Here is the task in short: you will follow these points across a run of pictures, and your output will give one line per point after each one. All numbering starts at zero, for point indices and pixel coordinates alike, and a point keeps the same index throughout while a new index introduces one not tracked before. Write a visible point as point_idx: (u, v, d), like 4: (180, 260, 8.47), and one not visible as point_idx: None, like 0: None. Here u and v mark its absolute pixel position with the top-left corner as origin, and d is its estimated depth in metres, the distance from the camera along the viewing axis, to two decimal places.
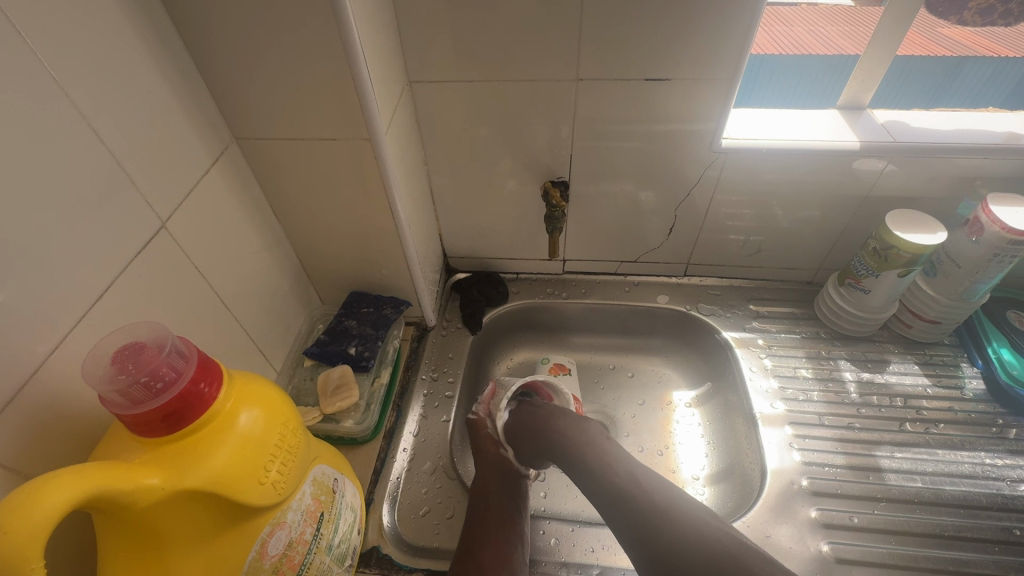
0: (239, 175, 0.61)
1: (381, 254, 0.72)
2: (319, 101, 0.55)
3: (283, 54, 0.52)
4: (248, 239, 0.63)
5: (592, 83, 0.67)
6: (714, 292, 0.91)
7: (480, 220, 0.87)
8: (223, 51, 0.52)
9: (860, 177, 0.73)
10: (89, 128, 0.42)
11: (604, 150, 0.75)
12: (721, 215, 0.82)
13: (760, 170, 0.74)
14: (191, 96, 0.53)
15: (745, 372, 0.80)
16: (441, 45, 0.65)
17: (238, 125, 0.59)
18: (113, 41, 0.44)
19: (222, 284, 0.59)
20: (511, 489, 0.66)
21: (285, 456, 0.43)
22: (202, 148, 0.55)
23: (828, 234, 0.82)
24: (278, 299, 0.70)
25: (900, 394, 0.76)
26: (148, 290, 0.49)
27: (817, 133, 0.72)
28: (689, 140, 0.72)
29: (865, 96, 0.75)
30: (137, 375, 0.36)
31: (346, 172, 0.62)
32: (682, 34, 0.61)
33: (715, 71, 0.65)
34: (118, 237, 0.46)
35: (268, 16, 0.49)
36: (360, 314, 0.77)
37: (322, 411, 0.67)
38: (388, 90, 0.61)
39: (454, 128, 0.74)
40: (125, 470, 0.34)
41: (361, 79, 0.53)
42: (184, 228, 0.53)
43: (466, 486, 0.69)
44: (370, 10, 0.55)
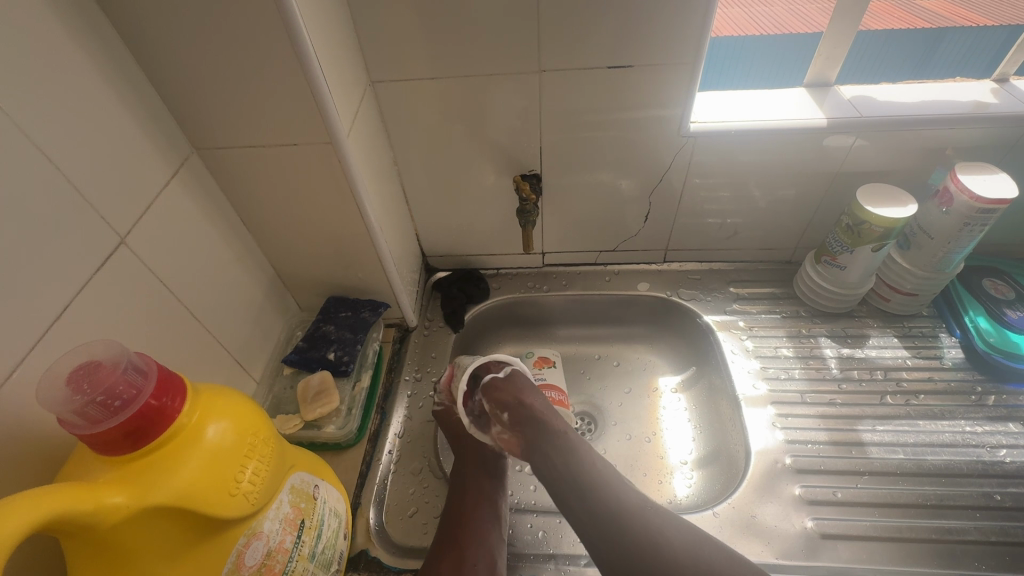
0: (202, 186, 0.61)
1: (355, 257, 0.72)
2: (277, 107, 0.55)
3: (236, 62, 0.51)
4: (216, 250, 0.62)
5: (556, 74, 0.67)
6: (694, 276, 0.91)
7: (456, 218, 0.87)
8: (174, 62, 0.51)
9: (830, 154, 0.73)
10: (35, 146, 0.41)
11: (574, 141, 0.74)
12: (696, 200, 0.82)
13: (731, 152, 0.74)
14: (145, 109, 0.53)
15: (727, 355, 0.81)
16: (402, 43, 0.65)
17: (198, 136, 0.58)
18: (59, 58, 0.43)
19: (192, 298, 0.58)
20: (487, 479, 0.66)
21: (257, 465, 0.43)
22: (161, 161, 0.54)
23: (803, 212, 0.82)
24: (253, 308, 0.70)
25: (880, 367, 0.76)
26: (111, 308, 0.48)
27: (784, 113, 0.72)
28: (657, 127, 0.72)
29: (832, 73, 0.76)
30: (92, 395, 0.36)
31: (312, 176, 0.62)
32: (643, 19, 0.61)
33: (679, 55, 0.64)
34: (75, 256, 0.45)
35: (216, 21, 0.48)
36: (337, 318, 0.76)
37: (303, 418, 0.67)
38: (349, 92, 0.61)
39: (422, 126, 0.73)
40: (86, 490, 0.34)
41: (317, 83, 0.52)
42: (145, 243, 0.52)
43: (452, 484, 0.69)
44: (323, 12, 0.54)
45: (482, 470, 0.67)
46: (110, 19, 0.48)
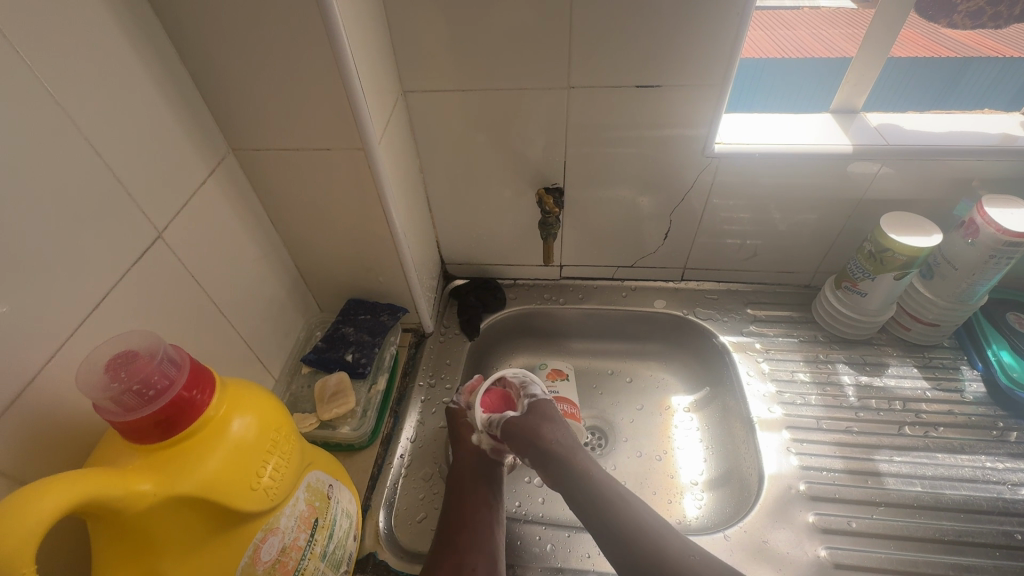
0: (236, 185, 0.62)
1: (378, 261, 0.73)
2: (312, 112, 0.57)
3: (276, 66, 0.53)
4: (245, 247, 0.64)
5: (584, 90, 0.68)
6: (711, 296, 0.91)
7: (477, 227, 0.88)
8: (219, 65, 0.53)
9: (854, 180, 0.73)
10: (87, 140, 0.44)
11: (597, 156, 0.75)
12: (716, 219, 0.82)
13: (755, 175, 0.74)
14: (188, 108, 0.55)
15: (742, 376, 0.80)
16: (435, 55, 0.66)
17: (235, 137, 0.60)
18: (111, 57, 0.45)
19: (219, 293, 0.60)
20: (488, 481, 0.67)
21: (277, 462, 0.44)
22: (199, 159, 0.56)
23: (825, 237, 0.82)
24: (275, 306, 0.71)
25: (899, 397, 0.75)
26: (144, 300, 0.50)
27: (809, 137, 0.72)
28: (682, 146, 0.72)
29: (859, 100, 0.76)
30: (128, 383, 0.37)
31: (341, 181, 0.63)
32: (672, 40, 0.62)
33: (706, 77, 0.65)
34: (115, 248, 0.47)
35: (261, 28, 0.50)
36: (357, 320, 0.76)
37: (319, 418, 0.67)
38: (382, 100, 0.62)
39: (449, 136, 0.75)
40: (118, 476, 0.35)
41: (354, 91, 0.54)
42: (180, 239, 0.54)
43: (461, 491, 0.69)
44: (364, 23, 0.56)
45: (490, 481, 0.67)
46: (162, 23, 0.50)
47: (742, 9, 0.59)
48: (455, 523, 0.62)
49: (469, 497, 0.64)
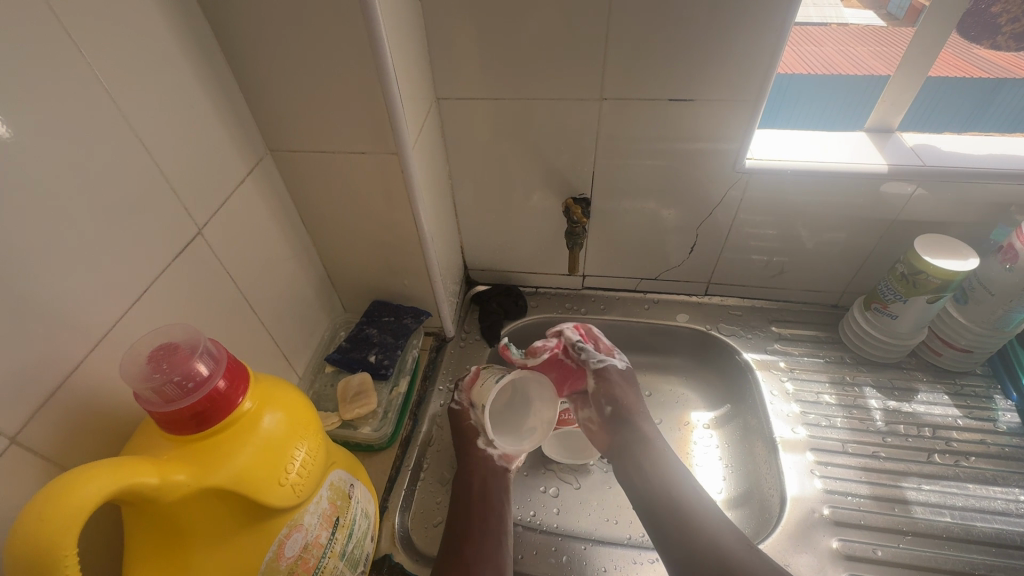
0: (271, 186, 0.64)
1: (404, 264, 0.74)
2: (349, 116, 0.58)
3: (317, 70, 0.54)
4: (277, 246, 0.65)
5: (615, 102, 0.68)
6: (735, 312, 0.90)
7: (501, 234, 0.88)
8: (262, 68, 0.55)
9: (888, 199, 0.72)
10: (136, 137, 0.45)
11: (626, 167, 0.75)
12: (743, 234, 0.81)
13: (786, 191, 0.74)
14: (230, 109, 0.56)
15: (765, 395, 0.79)
16: (469, 63, 0.67)
17: (274, 138, 0.61)
18: (161, 58, 0.47)
19: (251, 290, 0.61)
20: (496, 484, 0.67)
21: (304, 458, 0.44)
22: (238, 158, 0.57)
23: (855, 257, 0.81)
24: (303, 306, 0.72)
25: (928, 424, 0.73)
26: (181, 294, 0.51)
27: (842, 155, 0.71)
28: (712, 160, 0.72)
29: (895, 119, 0.74)
30: (170, 374, 0.38)
31: (374, 184, 0.64)
32: (707, 54, 0.62)
33: (740, 92, 0.65)
34: (157, 242, 0.48)
35: (306, 33, 0.52)
36: (381, 322, 0.77)
37: (341, 417, 0.67)
38: (417, 106, 0.63)
39: (479, 143, 0.76)
40: (156, 466, 0.36)
41: (391, 97, 0.55)
42: (218, 236, 0.55)
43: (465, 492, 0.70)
44: (404, 31, 0.57)
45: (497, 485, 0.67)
46: (212, 27, 0.52)
47: (780, 25, 0.59)
48: (462, 535, 0.62)
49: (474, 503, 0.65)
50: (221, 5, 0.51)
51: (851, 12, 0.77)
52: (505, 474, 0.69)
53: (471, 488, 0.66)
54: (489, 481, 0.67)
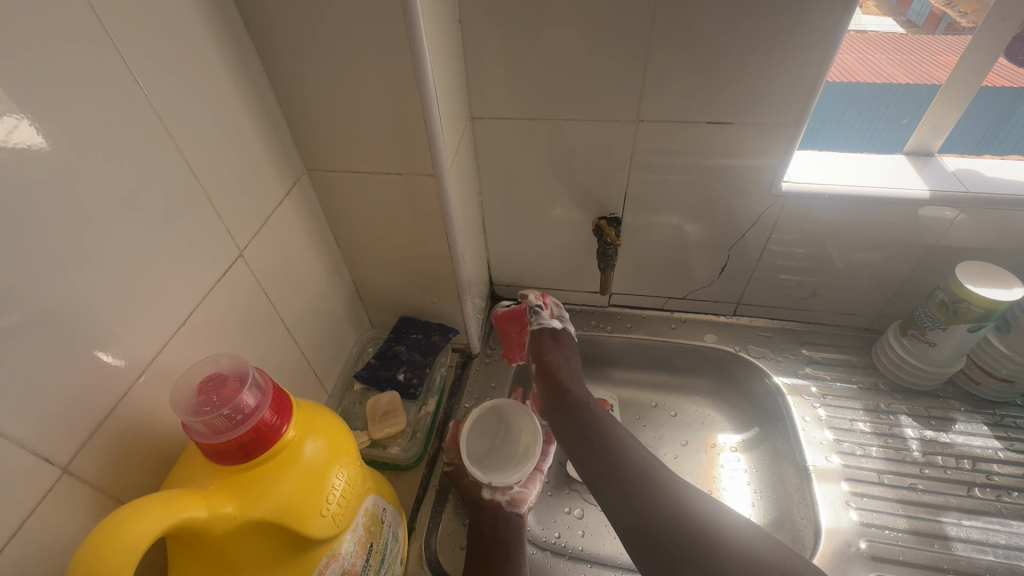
0: (308, 205, 0.64)
1: (434, 282, 0.74)
2: (388, 138, 0.58)
3: (358, 94, 0.54)
4: (311, 264, 0.65)
5: (651, 124, 0.67)
6: (764, 333, 0.89)
7: (529, 250, 0.88)
8: (302, 90, 0.55)
9: (928, 224, 0.71)
10: (185, 163, 0.45)
11: (659, 188, 0.75)
12: (775, 256, 0.80)
13: (820, 213, 0.73)
14: (272, 130, 0.56)
15: (797, 421, 0.78)
16: (506, 83, 0.67)
17: (311, 158, 0.61)
18: (210, 84, 0.47)
19: (287, 309, 0.61)
20: (505, 530, 0.65)
21: (344, 488, 0.44)
22: (278, 179, 0.58)
23: (890, 282, 0.79)
24: (333, 322, 0.72)
25: (966, 455, 0.71)
26: (223, 317, 0.51)
27: (880, 180, 0.70)
28: (747, 182, 0.71)
29: (935, 143, 0.73)
30: (220, 408, 0.38)
31: (409, 204, 0.64)
32: (747, 78, 0.61)
33: (780, 115, 0.64)
34: (202, 266, 0.48)
35: (350, 58, 0.52)
36: (409, 339, 0.77)
37: (371, 436, 0.67)
38: (453, 126, 0.63)
39: (511, 162, 0.75)
40: (203, 498, 0.36)
41: (432, 121, 0.55)
42: (258, 258, 0.55)
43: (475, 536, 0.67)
44: (444, 54, 0.57)
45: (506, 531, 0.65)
46: (258, 50, 0.53)
47: (825, 50, 0.58)
48: None
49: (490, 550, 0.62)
50: (268, 30, 0.51)
51: (870, 19, 0.71)
52: (517, 519, 0.67)
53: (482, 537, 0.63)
54: (498, 528, 0.65)
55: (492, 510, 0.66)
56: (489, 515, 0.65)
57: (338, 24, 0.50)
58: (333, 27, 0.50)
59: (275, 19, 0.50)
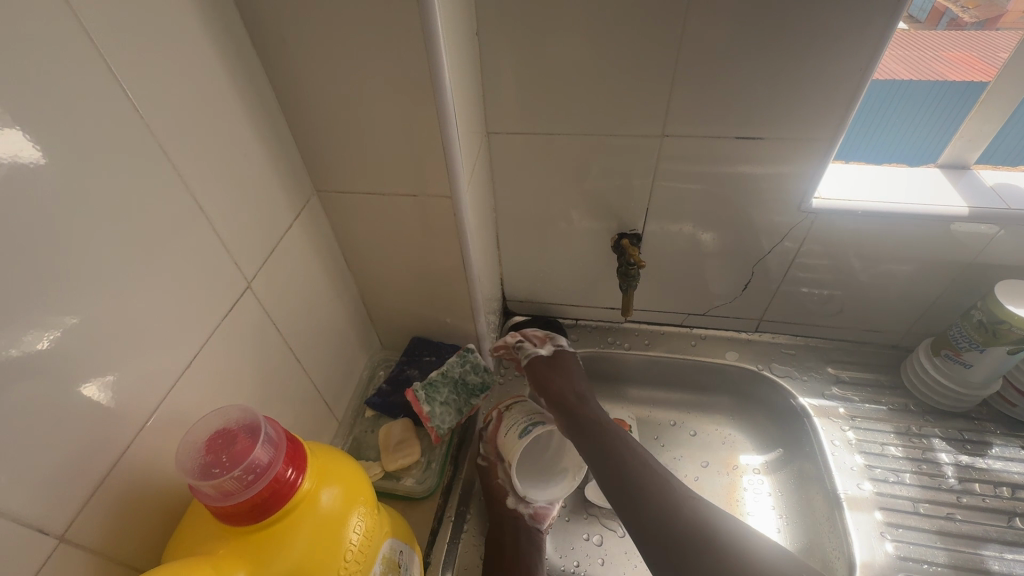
0: (317, 227, 0.61)
1: (448, 303, 0.71)
2: (404, 159, 0.54)
3: (372, 114, 0.51)
4: (321, 289, 0.62)
5: (677, 139, 0.64)
6: (788, 350, 0.86)
7: (544, 266, 0.85)
8: (312, 109, 0.52)
9: (965, 242, 0.67)
10: (190, 193, 0.42)
11: (683, 205, 0.71)
12: (802, 273, 0.77)
13: (851, 230, 0.69)
14: (281, 152, 0.53)
15: (825, 444, 0.75)
16: (524, 97, 0.64)
17: (321, 179, 0.58)
18: (217, 108, 0.44)
19: (298, 338, 0.58)
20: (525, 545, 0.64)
21: (362, 539, 0.41)
22: (288, 203, 0.54)
23: (922, 299, 0.76)
24: (344, 347, 0.69)
25: (1005, 482, 0.68)
26: (232, 354, 0.48)
27: (914, 196, 0.67)
28: (776, 199, 0.68)
29: (972, 156, 0.69)
30: (230, 468, 0.35)
31: (425, 226, 0.61)
32: (781, 91, 0.58)
33: (814, 131, 0.61)
34: (209, 302, 0.45)
35: (365, 79, 0.49)
36: (422, 361, 0.73)
37: (384, 468, 0.64)
38: (471, 144, 0.60)
39: (528, 178, 0.72)
40: (214, 564, 0.34)
41: (451, 141, 0.52)
42: (268, 290, 0.52)
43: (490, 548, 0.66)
44: (462, 69, 0.54)
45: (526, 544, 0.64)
46: (267, 72, 0.49)
47: (865, 64, 0.55)
48: None
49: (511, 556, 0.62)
50: (278, 50, 0.48)
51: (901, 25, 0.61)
52: (537, 535, 0.66)
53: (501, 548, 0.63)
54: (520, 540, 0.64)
55: (515, 522, 0.65)
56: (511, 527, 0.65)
57: (352, 44, 0.46)
58: (347, 48, 0.47)
59: (285, 39, 0.47)
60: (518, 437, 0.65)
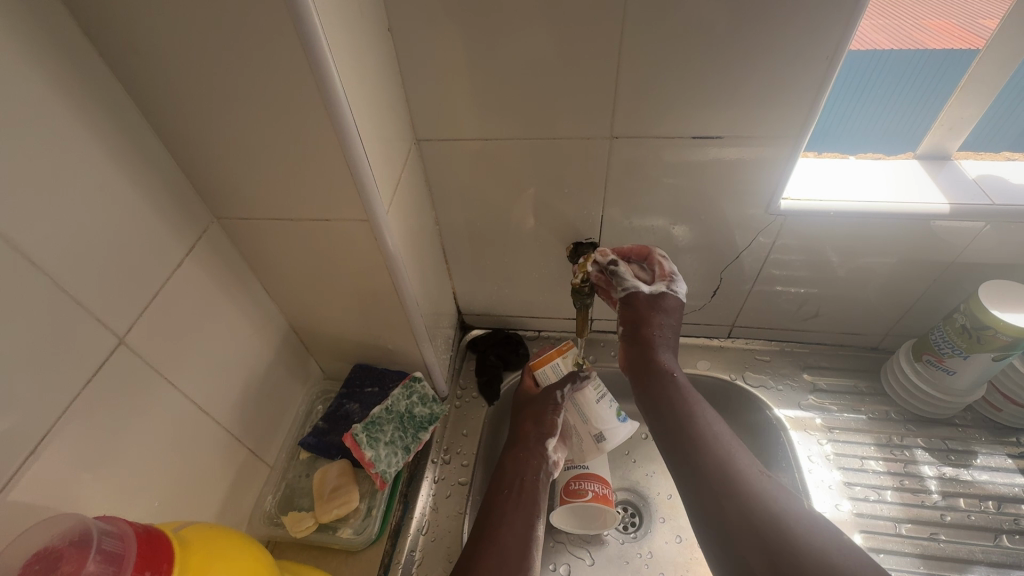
0: (223, 258, 0.54)
1: (387, 330, 0.64)
2: (306, 182, 0.47)
3: (263, 135, 0.44)
4: (233, 327, 0.55)
5: (628, 141, 0.58)
6: (763, 357, 0.80)
7: (498, 278, 0.78)
8: (193, 131, 0.44)
9: (946, 241, 0.62)
10: (26, 248, 0.35)
11: (640, 210, 0.65)
12: (773, 277, 0.71)
13: (823, 231, 0.63)
14: (162, 180, 0.46)
15: (802, 461, 0.70)
16: (455, 99, 0.56)
17: (219, 205, 0.51)
18: (56, 140, 0.36)
19: (202, 390, 0.52)
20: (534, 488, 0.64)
21: None
22: (176, 239, 0.47)
23: (902, 299, 0.70)
24: (270, 386, 0.63)
25: (991, 496, 0.65)
26: (103, 425, 0.42)
27: (891, 194, 0.61)
28: (741, 200, 0.62)
29: (952, 145, 0.64)
30: None
31: (346, 250, 0.54)
32: (738, 83, 0.52)
33: (777, 128, 0.55)
34: (66, 372, 0.38)
35: (245, 95, 0.41)
36: (362, 394, 0.67)
37: (318, 520, 0.58)
38: (393, 157, 0.53)
39: (469, 186, 0.65)
40: None
41: (358, 159, 0.45)
42: (153, 344, 0.45)
43: (466, 530, 0.66)
44: (370, 72, 0.47)
45: (535, 483, 0.64)
46: (127, 92, 0.42)
47: (832, 51, 0.48)
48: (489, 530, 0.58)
49: (533, 500, 0.62)
50: (133, 66, 0.40)
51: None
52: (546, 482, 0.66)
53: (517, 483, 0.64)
54: (535, 481, 0.65)
55: (533, 460, 0.66)
56: (530, 465, 0.66)
57: (221, 56, 0.39)
58: (216, 60, 0.39)
59: (138, 53, 0.39)
60: (614, 414, 0.69)
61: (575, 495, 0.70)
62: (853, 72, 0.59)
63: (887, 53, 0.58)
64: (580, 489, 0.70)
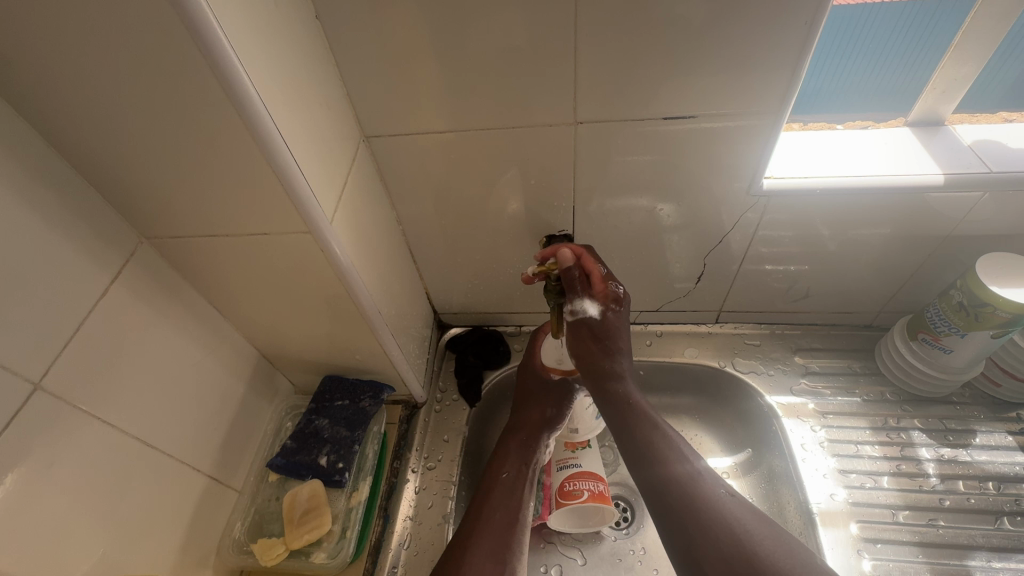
0: (159, 280, 0.50)
1: (351, 341, 0.61)
2: (232, 195, 0.43)
3: (177, 148, 0.40)
4: (178, 352, 0.52)
5: (592, 126, 0.53)
6: (753, 341, 0.77)
7: (471, 276, 0.74)
8: (98, 149, 0.40)
9: (941, 214, 0.58)
10: None
11: (613, 197, 0.61)
12: (760, 259, 0.67)
13: (810, 210, 0.59)
14: (72, 205, 0.42)
15: (795, 449, 0.67)
16: (400, 90, 0.52)
17: (146, 224, 0.47)
18: None
19: (141, 420, 0.48)
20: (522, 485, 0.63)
21: None
22: (95, 269, 0.44)
23: (895, 276, 0.67)
24: (228, 407, 0.59)
25: (991, 476, 0.63)
26: (16, 475, 0.38)
27: (882, 167, 0.57)
28: (719, 181, 0.58)
29: (945, 109, 0.59)
30: None
31: (291, 264, 0.50)
32: (706, 58, 0.47)
33: (752, 103, 0.50)
34: None
35: (147, 105, 0.37)
36: (332, 409, 0.65)
37: (288, 546, 0.57)
38: (334, 158, 0.48)
39: (428, 183, 0.61)
40: None
41: (288, 169, 0.41)
42: (71, 381, 0.42)
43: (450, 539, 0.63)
44: (292, 68, 0.42)
45: (523, 476, 0.64)
46: (13, 107, 0.37)
47: (810, 16, 0.44)
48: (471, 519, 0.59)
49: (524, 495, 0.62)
50: (14, 76, 0.35)
51: None
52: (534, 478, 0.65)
53: (506, 477, 0.63)
54: (523, 475, 0.64)
55: (526, 454, 0.65)
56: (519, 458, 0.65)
57: (113, 59, 0.35)
58: (107, 65, 0.35)
59: (16, 62, 0.35)
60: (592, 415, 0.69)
61: (569, 497, 0.66)
62: (835, 31, 0.54)
63: (861, 10, 0.52)
64: (575, 490, 0.67)
